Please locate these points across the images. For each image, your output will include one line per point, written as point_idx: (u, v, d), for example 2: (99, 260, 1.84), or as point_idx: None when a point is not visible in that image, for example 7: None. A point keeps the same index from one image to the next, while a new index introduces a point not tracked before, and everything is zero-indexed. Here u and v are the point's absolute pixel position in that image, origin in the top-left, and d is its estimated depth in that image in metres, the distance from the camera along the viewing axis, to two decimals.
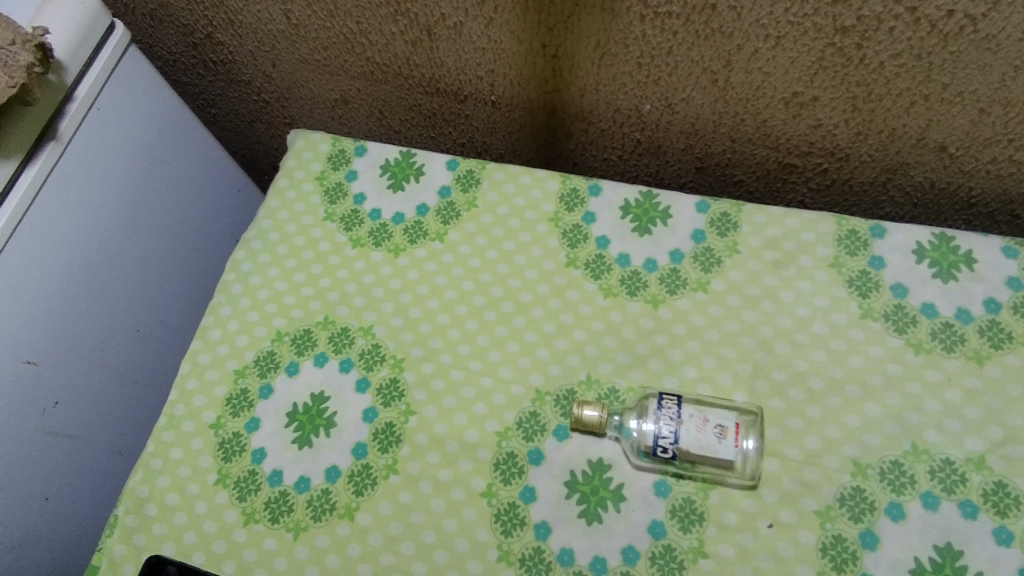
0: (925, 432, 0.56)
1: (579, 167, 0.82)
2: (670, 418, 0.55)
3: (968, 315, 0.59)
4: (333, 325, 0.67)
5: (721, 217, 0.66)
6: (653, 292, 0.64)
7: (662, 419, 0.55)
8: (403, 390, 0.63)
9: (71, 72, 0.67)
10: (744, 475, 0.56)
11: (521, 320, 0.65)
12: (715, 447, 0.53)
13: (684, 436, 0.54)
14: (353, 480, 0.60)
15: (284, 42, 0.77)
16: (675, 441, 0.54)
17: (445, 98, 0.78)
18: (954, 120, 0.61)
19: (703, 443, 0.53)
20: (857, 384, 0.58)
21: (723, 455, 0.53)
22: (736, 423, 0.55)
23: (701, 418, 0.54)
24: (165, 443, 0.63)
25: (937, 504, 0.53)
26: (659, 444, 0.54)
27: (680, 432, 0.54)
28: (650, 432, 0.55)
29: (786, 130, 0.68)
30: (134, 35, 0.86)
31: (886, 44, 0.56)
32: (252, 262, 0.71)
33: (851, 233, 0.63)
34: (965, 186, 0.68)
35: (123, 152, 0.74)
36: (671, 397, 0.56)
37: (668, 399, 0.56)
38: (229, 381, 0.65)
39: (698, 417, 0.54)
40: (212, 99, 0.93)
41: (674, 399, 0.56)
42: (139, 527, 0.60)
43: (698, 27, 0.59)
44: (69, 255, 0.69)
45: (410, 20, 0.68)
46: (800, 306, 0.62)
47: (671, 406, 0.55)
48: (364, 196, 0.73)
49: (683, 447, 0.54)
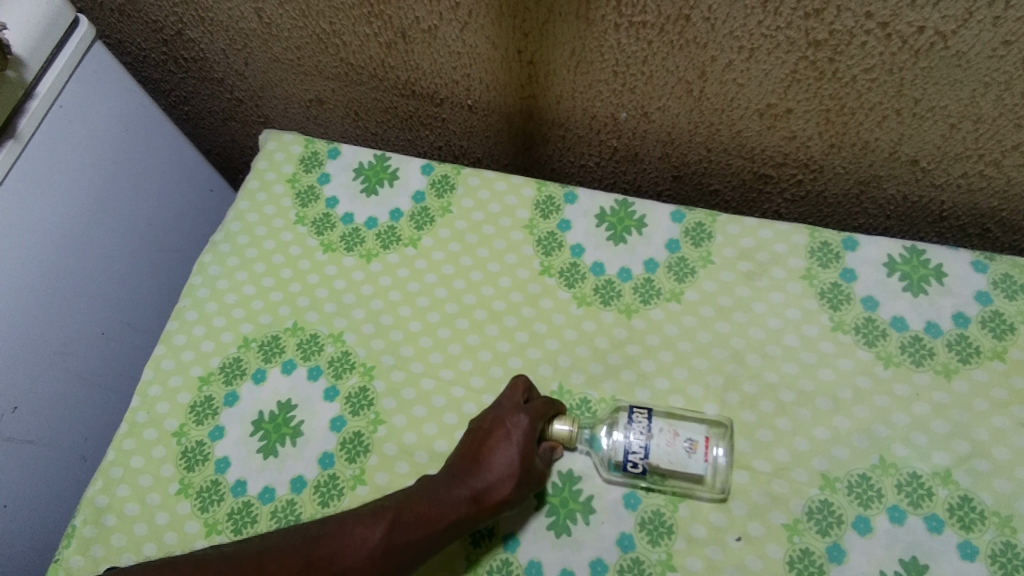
0: (893, 445, 0.56)
1: (556, 173, 0.81)
2: (640, 433, 0.53)
3: (937, 329, 0.59)
4: (302, 332, 0.65)
5: (696, 227, 0.66)
6: (627, 302, 0.64)
7: (630, 434, 0.54)
8: (372, 398, 0.62)
9: (32, 68, 0.65)
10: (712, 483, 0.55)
11: (494, 328, 0.64)
12: (684, 461, 0.52)
13: (654, 450, 0.53)
14: (319, 491, 0.58)
15: (256, 41, 0.76)
16: (645, 456, 0.53)
17: (421, 101, 0.77)
18: (926, 135, 0.61)
19: (671, 457, 0.53)
20: (827, 397, 0.58)
21: (692, 469, 0.52)
22: (706, 436, 0.53)
23: (671, 432, 0.53)
24: (126, 451, 0.62)
25: (903, 518, 0.54)
26: (630, 459, 0.53)
27: (650, 446, 0.53)
28: (621, 446, 0.54)
29: (762, 141, 0.68)
30: (102, 30, 0.84)
31: (858, 59, 0.56)
32: (220, 265, 0.69)
33: (824, 245, 0.63)
34: (937, 200, 0.68)
35: (89, 149, 0.73)
36: (642, 410, 0.55)
37: (638, 412, 0.55)
38: (194, 388, 0.64)
39: (668, 431, 0.53)
40: (183, 96, 0.91)
41: (644, 412, 0.55)
42: (97, 538, 0.58)
43: (673, 37, 0.58)
44: (30, 255, 0.67)
45: (385, 22, 0.67)
46: (772, 318, 0.62)
47: (642, 419, 0.54)
48: (337, 199, 0.72)
49: (653, 461, 0.53)
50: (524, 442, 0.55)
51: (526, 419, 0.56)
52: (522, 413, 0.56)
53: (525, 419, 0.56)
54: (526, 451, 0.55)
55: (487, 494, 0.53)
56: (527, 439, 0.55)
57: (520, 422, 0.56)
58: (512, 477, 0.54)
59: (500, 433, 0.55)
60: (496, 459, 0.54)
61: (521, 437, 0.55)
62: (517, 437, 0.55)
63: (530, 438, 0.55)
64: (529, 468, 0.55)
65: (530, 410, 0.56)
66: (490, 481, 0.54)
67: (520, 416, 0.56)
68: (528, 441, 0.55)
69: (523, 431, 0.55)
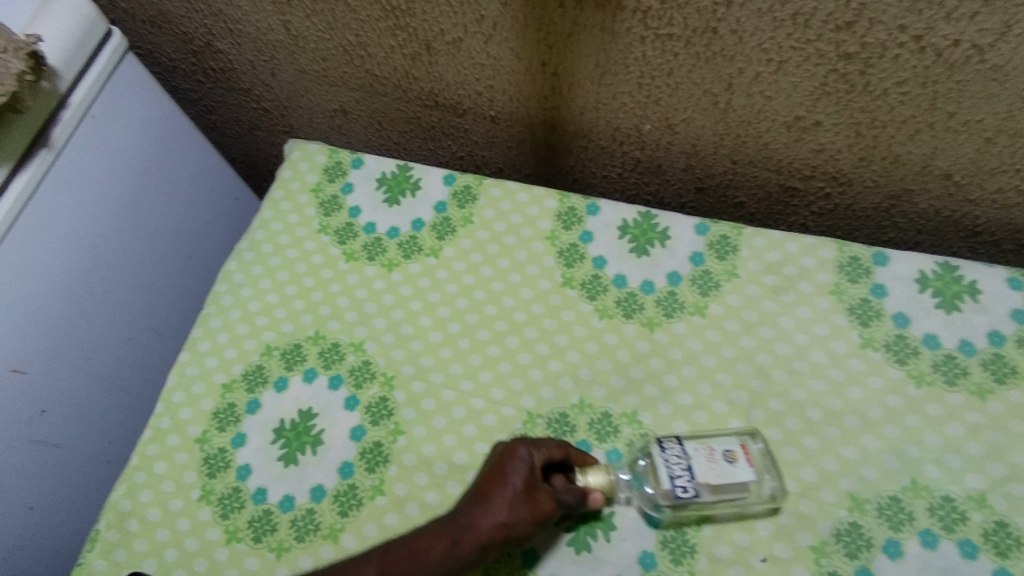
0: (925, 467, 0.54)
1: (578, 183, 0.81)
2: (678, 456, 0.53)
3: (970, 348, 0.58)
4: (324, 340, 0.66)
5: (721, 240, 0.65)
6: (649, 315, 0.63)
7: (669, 461, 0.53)
8: (392, 408, 0.62)
9: (66, 79, 0.67)
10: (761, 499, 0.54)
11: (515, 340, 0.64)
12: (731, 472, 0.52)
13: (699, 470, 0.52)
14: (339, 500, 0.58)
15: (283, 52, 0.77)
16: (691, 477, 0.52)
17: (444, 112, 0.77)
18: (960, 148, 0.60)
19: (717, 471, 0.52)
20: (855, 416, 0.57)
21: (742, 477, 0.52)
22: (741, 445, 0.54)
23: (707, 448, 0.53)
24: (150, 457, 0.62)
25: (935, 543, 0.52)
26: (678, 484, 0.51)
27: (694, 465, 0.52)
28: (664, 474, 0.52)
29: (789, 153, 0.67)
30: (133, 41, 0.85)
31: (890, 72, 0.55)
32: (244, 273, 0.70)
33: (853, 260, 0.62)
34: (971, 214, 0.66)
35: (119, 158, 0.74)
36: (670, 438, 0.55)
37: (668, 440, 0.54)
38: (217, 395, 0.64)
39: (704, 448, 0.53)
40: (211, 106, 0.93)
41: (674, 438, 0.54)
42: (120, 542, 0.59)
43: (699, 49, 0.58)
44: (60, 262, 0.69)
45: (409, 34, 0.67)
46: (799, 333, 0.61)
47: (674, 444, 0.54)
48: (359, 209, 0.72)
49: (703, 481, 0.51)
50: (519, 469, 0.53)
51: (523, 446, 0.54)
52: (520, 442, 0.54)
53: (522, 447, 0.54)
54: (521, 478, 0.52)
55: (479, 520, 0.52)
56: (523, 466, 0.53)
57: (517, 450, 0.54)
58: (508, 504, 0.52)
59: (500, 462, 0.54)
60: (493, 487, 0.53)
61: (518, 464, 0.53)
62: (513, 465, 0.53)
63: (527, 465, 0.53)
64: (529, 498, 0.52)
65: (536, 441, 0.54)
66: (485, 508, 0.52)
67: (518, 445, 0.54)
68: (527, 469, 0.53)
69: (524, 459, 0.53)
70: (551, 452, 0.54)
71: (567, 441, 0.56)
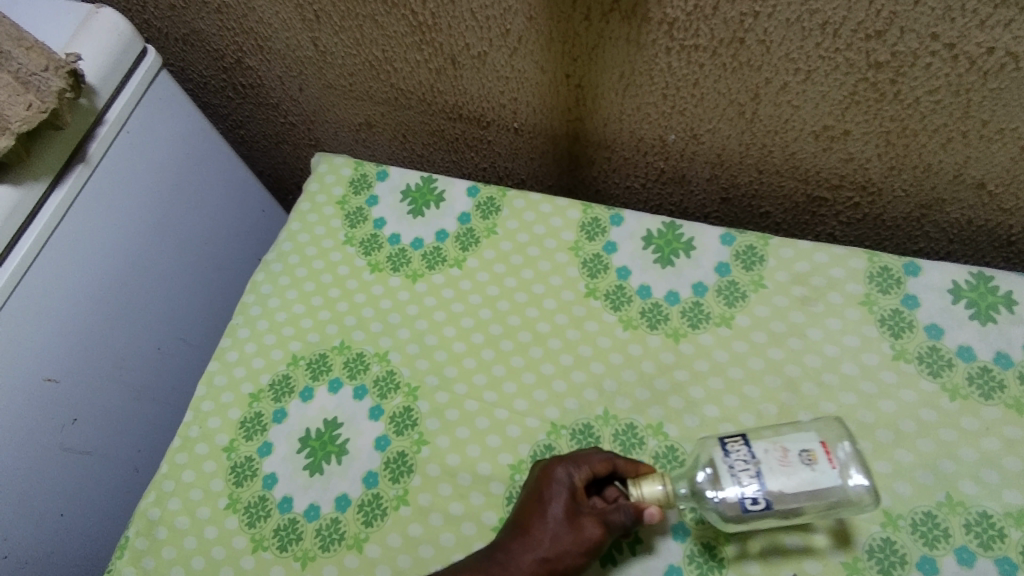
0: (961, 482, 0.53)
1: (601, 194, 0.81)
2: (745, 461, 0.48)
3: (1007, 360, 0.56)
4: (349, 350, 0.66)
5: (747, 250, 0.64)
6: (674, 326, 0.63)
7: (735, 467, 0.48)
8: (416, 419, 0.62)
9: (103, 96, 0.69)
10: (825, 509, 0.48)
11: (538, 351, 0.64)
12: (810, 477, 0.47)
13: (771, 477, 0.47)
14: (363, 510, 0.59)
15: (312, 68, 0.79)
16: (762, 487, 0.47)
17: (467, 124, 0.78)
18: (994, 157, 0.59)
19: (794, 478, 0.47)
20: (888, 429, 0.56)
21: (824, 483, 0.47)
22: (820, 442, 0.48)
23: (780, 449, 0.48)
24: (179, 465, 0.63)
25: (973, 561, 0.50)
26: (746, 496, 0.47)
27: (765, 473, 0.47)
28: (731, 485, 0.48)
29: (816, 163, 0.66)
30: (167, 59, 0.88)
31: (922, 80, 0.54)
32: (271, 284, 0.71)
33: (883, 270, 0.61)
34: (1005, 224, 0.65)
35: (151, 172, 0.76)
36: (734, 438, 0.50)
37: (732, 441, 0.50)
38: (244, 404, 0.65)
39: (776, 451, 0.48)
40: (240, 121, 0.95)
41: (739, 440, 0.50)
42: (149, 550, 0.60)
43: (726, 60, 0.58)
44: (94, 273, 0.71)
45: (435, 49, 0.68)
46: (828, 345, 0.60)
47: (740, 447, 0.49)
48: (384, 220, 0.73)
49: (776, 490, 0.47)
50: (560, 494, 0.52)
51: (562, 469, 0.53)
52: (558, 465, 0.54)
53: (560, 469, 0.53)
54: (562, 504, 0.52)
55: (521, 555, 0.51)
56: (563, 491, 0.52)
57: (555, 473, 0.53)
58: (550, 535, 0.51)
59: (538, 487, 0.53)
60: (533, 516, 0.52)
61: (558, 489, 0.52)
62: (553, 490, 0.52)
63: (567, 489, 0.52)
64: (573, 524, 0.51)
65: (575, 460, 0.53)
66: (525, 542, 0.51)
67: (555, 466, 0.53)
68: (568, 493, 0.52)
69: (563, 482, 0.52)
70: (593, 467, 0.53)
71: (612, 454, 0.54)
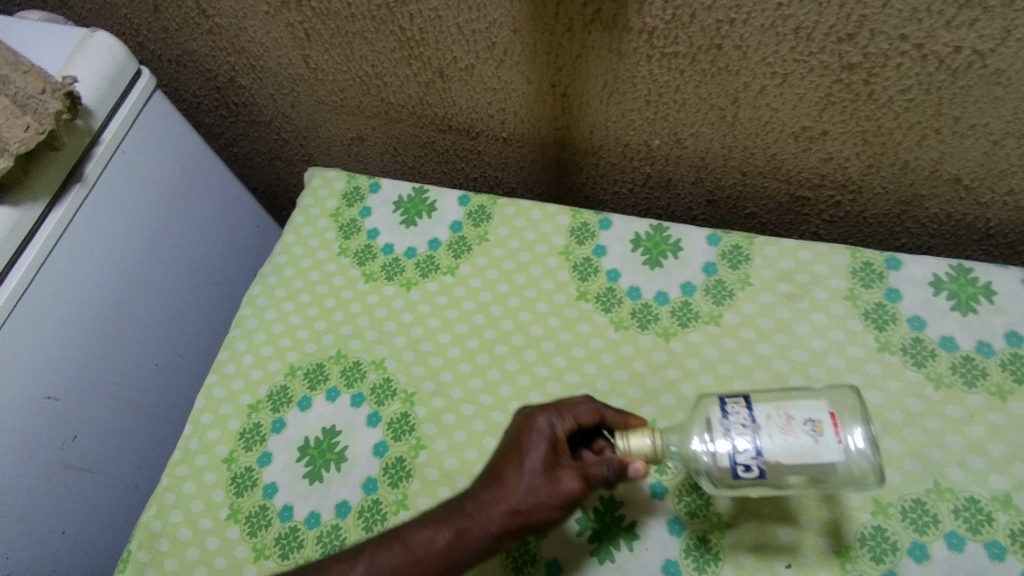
0: (948, 469, 0.54)
1: (590, 201, 0.83)
2: (743, 426, 0.48)
3: (989, 348, 0.58)
4: (345, 359, 0.67)
5: (733, 250, 0.66)
6: (664, 325, 0.64)
7: (731, 430, 0.48)
8: (413, 424, 0.63)
9: (98, 117, 0.70)
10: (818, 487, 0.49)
11: (532, 353, 0.65)
12: (811, 448, 0.46)
13: (767, 442, 0.47)
14: (363, 516, 0.59)
15: (303, 85, 0.80)
16: (757, 454, 0.47)
17: (457, 135, 0.80)
18: (967, 153, 0.61)
19: (793, 448, 0.46)
20: (875, 420, 0.57)
21: (824, 456, 0.46)
22: (830, 414, 0.47)
23: (784, 416, 0.47)
24: (179, 477, 0.64)
25: (962, 545, 0.51)
26: (740, 462, 0.47)
27: (761, 440, 0.47)
28: (724, 448, 0.48)
29: (797, 163, 0.68)
30: (160, 80, 0.90)
31: (894, 80, 0.56)
32: (268, 296, 0.72)
33: (866, 266, 0.63)
34: (983, 217, 0.66)
35: (147, 191, 0.77)
36: (736, 401, 0.50)
37: (735, 404, 0.49)
38: (243, 416, 0.66)
39: (779, 417, 0.47)
40: (233, 139, 0.96)
41: (742, 403, 0.49)
42: (151, 562, 0.60)
43: (705, 65, 0.60)
44: (93, 291, 0.72)
45: (423, 63, 0.70)
46: (815, 339, 0.61)
47: (741, 410, 0.49)
48: (377, 231, 0.74)
49: (769, 458, 0.47)
50: (539, 444, 0.51)
51: (543, 421, 0.53)
52: (539, 416, 0.53)
53: (541, 420, 0.53)
54: (540, 455, 0.51)
55: (492, 506, 0.50)
56: (542, 441, 0.52)
57: (536, 424, 0.53)
58: (525, 487, 0.50)
59: (518, 438, 0.53)
60: (509, 467, 0.51)
61: (537, 440, 0.52)
62: (532, 441, 0.52)
63: (547, 440, 0.52)
64: (550, 477, 0.50)
65: (560, 411, 0.53)
66: (499, 493, 0.50)
67: (537, 418, 0.53)
68: (547, 443, 0.51)
69: (544, 433, 0.52)
70: (578, 417, 0.53)
71: (598, 405, 0.54)
